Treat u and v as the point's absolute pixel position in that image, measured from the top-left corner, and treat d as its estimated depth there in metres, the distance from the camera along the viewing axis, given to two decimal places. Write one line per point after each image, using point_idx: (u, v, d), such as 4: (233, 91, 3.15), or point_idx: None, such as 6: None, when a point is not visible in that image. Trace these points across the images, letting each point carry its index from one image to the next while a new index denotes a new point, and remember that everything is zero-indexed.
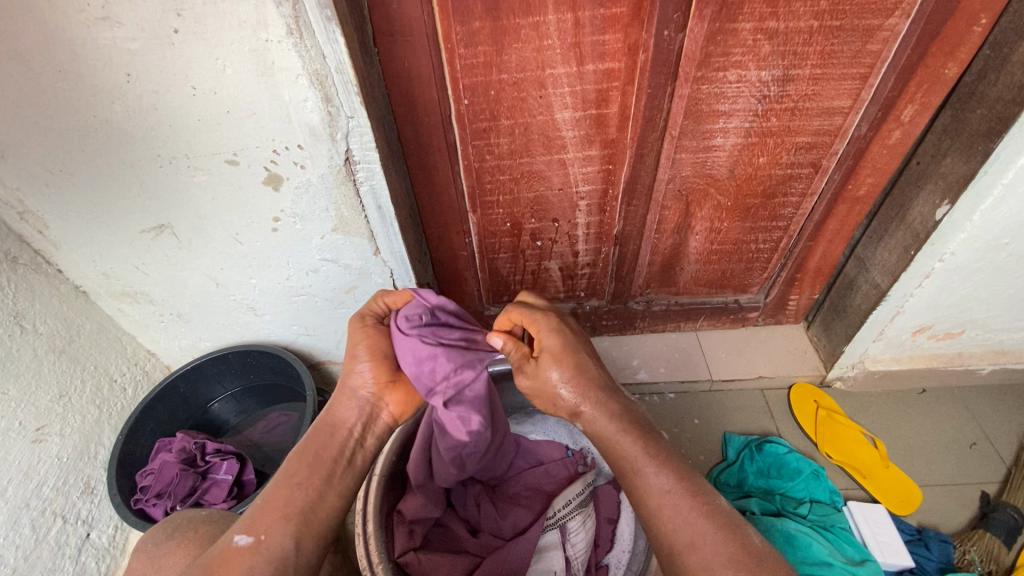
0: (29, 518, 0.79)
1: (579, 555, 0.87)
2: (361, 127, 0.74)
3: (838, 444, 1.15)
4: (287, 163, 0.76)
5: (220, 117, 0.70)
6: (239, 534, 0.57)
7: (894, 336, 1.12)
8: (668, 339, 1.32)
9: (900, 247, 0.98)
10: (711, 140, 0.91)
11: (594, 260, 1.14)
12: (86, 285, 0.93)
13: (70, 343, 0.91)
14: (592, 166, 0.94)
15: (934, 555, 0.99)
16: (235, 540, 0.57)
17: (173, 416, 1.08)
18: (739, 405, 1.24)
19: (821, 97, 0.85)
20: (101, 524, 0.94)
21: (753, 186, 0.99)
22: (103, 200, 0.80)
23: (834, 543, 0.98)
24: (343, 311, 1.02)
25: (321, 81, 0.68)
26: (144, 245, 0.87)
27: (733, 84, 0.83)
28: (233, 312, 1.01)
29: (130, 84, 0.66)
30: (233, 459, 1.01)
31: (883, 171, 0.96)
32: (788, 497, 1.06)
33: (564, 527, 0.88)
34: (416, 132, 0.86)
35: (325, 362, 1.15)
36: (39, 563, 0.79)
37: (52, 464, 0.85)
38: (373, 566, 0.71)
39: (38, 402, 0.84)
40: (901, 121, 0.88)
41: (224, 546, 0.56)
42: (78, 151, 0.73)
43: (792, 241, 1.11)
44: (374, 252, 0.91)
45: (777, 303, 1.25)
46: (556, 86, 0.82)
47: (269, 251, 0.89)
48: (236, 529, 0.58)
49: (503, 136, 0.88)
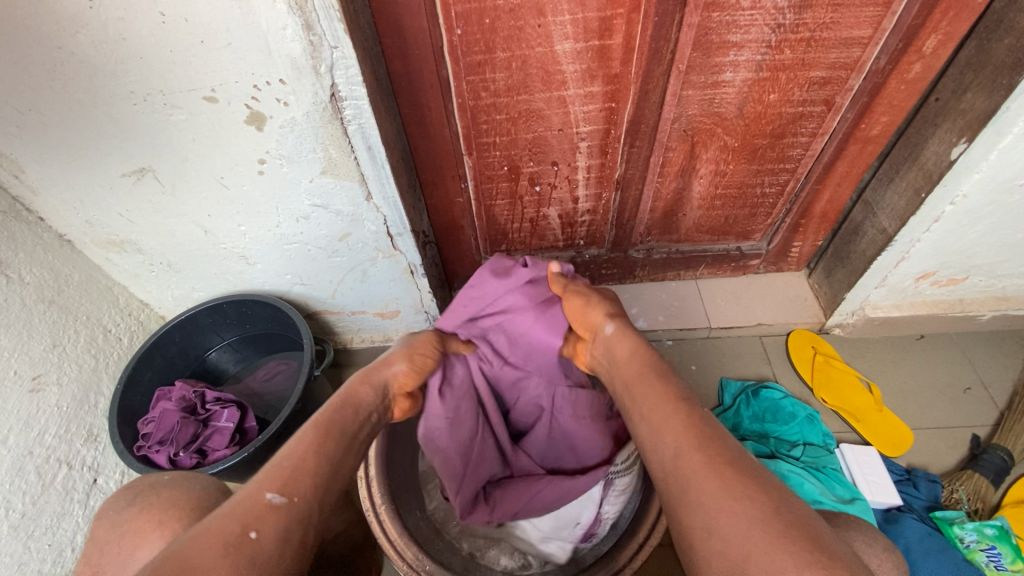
0: (33, 465, 0.80)
1: (609, 511, 0.80)
2: (346, 59, 0.69)
3: (834, 389, 1.16)
4: (270, 100, 0.72)
5: (194, 47, 0.65)
6: (272, 491, 0.49)
7: (897, 282, 1.10)
8: (668, 288, 1.31)
9: (911, 189, 0.95)
10: (720, 75, 0.86)
11: (595, 206, 1.11)
12: (70, 233, 0.90)
13: (59, 293, 0.89)
14: (594, 104, 0.90)
15: (921, 494, 1.02)
16: (268, 499, 0.49)
17: (171, 366, 1.08)
18: (737, 352, 1.25)
19: (840, 26, 0.79)
20: (107, 470, 0.95)
21: (762, 125, 0.95)
22: (79, 141, 0.75)
23: (825, 483, 1.00)
24: (337, 260, 1.00)
25: (300, 6, 0.62)
26: (127, 190, 0.83)
27: (747, 12, 0.77)
28: (224, 261, 0.99)
29: (93, 11, 0.61)
30: (234, 408, 1.02)
31: (899, 109, 0.92)
32: (782, 440, 1.08)
33: (609, 482, 0.81)
34: (406, 66, 0.81)
35: (321, 312, 1.14)
36: (47, 508, 0.81)
37: (51, 412, 0.85)
38: (376, 505, 0.76)
39: (31, 351, 0.82)
40: (923, 53, 0.83)
41: (260, 503, 0.48)
42: (46, 89, 0.68)
43: (798, 185, 1.07)
44: (366, 198, 0.88)
45: (780, 250, 1.23)
46: (556, 14, 0.76)
47: (257, 196, 0.85)
48: (265, 485, 0.50)
49: (499, 70, 0.83)
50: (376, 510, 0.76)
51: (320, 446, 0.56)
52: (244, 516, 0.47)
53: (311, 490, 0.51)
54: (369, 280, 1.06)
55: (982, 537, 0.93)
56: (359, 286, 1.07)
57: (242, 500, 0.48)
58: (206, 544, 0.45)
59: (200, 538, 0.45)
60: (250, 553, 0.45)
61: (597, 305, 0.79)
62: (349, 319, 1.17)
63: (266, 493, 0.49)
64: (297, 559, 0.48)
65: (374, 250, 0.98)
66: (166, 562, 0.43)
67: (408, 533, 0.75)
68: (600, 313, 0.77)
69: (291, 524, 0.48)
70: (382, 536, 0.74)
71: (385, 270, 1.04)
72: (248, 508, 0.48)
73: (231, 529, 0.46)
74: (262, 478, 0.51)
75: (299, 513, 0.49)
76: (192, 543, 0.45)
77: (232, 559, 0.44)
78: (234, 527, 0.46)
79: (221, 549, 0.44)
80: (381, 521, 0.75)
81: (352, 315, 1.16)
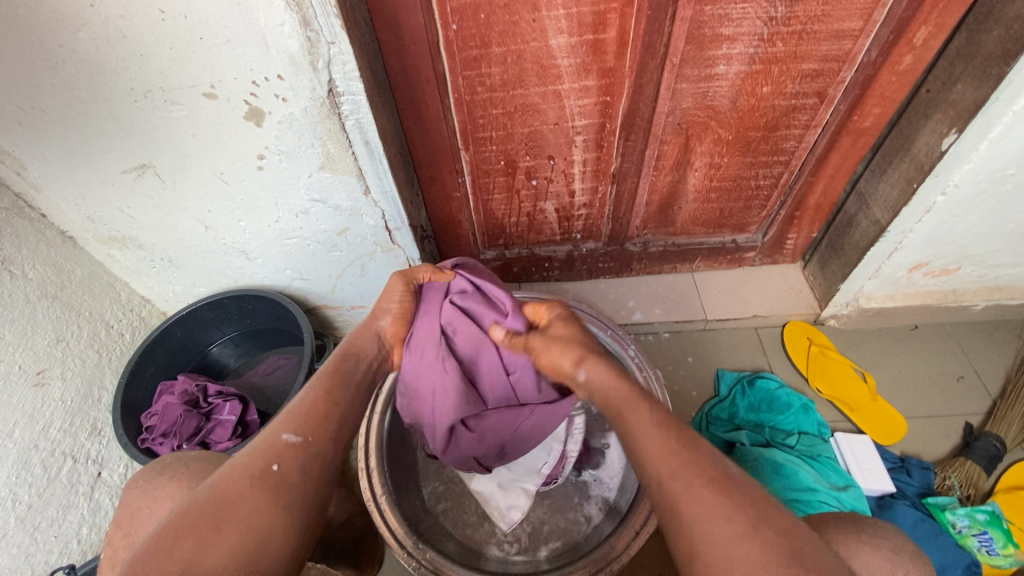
0: (39, 458, 0.81)
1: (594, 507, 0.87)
2: (344, 55, 0.70)
3: (829, 379, 1.17)
4: (268, 96, 0.72)
5: (193, 44, 0.66)
6: (288, 432, 0.59)
7: (890, 273, 1.11)
8: (664, 281, 1.32)
9: (903, 180, 0.96)
10: (713, 68, 0.87)
11: (591, 200, 1.12)
12: (72, 229, 0.91)
13: (62, 289, 0.90)
14: (588, 98, 0.91)
15: (914, 481, 1.03)
16: (285, 439, 0.58)
17: (174, 360, 1.09)
18: (732, 343, 1.26)
19: (831, 19, 0.80)
20: (111, 463, 0.97)
21: (755, 118, 0.96)
22: (80, 138, 0.76)
23: (820, 471, 1.02)
24: (336, 254, 1.01)
25: (298, 3, 0.63)
26: (128, 186, 0.84)
27: (739, 5, 0.78)
28: (225, 256, 1.00)
29: (93, 8, 0.62)
30: (236, 401, 1.03)
31: (891, 101, 0.93)
32: (777, 429, 1.09)
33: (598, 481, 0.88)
34: (403, 61, 0.82)
35: (321, 307, 1.15)
36: (53, 500, 0.83)
37: (56, 407, 0.86)
38: (376, 496, 0.77)
39: (35, 346, 0.83)
40: (913, 45, 0.84)
41: (275, 441, 0.58)
42: (48, 86, 0.69)
43: (792, 177, 1.08)
44: (364, 192, 0.89)
45: (775, 243, 1.25)
46: (550, 9, 0.77)
47: (257, 192, 0.87)
48: (281, 428, 0.60)
49: (495, 65, 0.84)
50: (377, 501, 0.77)
51: (325, 398, 0.64)
52: (266, 452, 0.57)
53: (319, 428, 0.61)
54: (368, 274, 1.07)
55: (974, 522, 0.96)
56: (358, 280, 1.08)
57: (263, 441, 0.58)
58: (237, 475, 0.54)
59: (230, 474, 0.55)
60: (274, 479, 0.55)
61: (568, 346, 0.73)
62: (349, 313, 1.18)
63: (281, 433, 0.59)
64: (316, 486, 0.57)
65: (373, 244, 0.99)
66: (205, 494, 0.53)
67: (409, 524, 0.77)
68: (567, 360, 0.71)
69: (307, 454, 0.58)
70: (383, 527, 0.75)
71: (384, 264, 1.05)
72: (265, 447, 0.57)
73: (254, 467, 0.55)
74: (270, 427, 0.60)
75: (312, 447, 0.59)
76: (223, 479, 0.54)
77: (261, 485, 0.54)
78: (256, 462, 0.56)
79: (251, 478, 0.54)
80: (381, 510, 0.77)
81: (352, 310, 1.17)
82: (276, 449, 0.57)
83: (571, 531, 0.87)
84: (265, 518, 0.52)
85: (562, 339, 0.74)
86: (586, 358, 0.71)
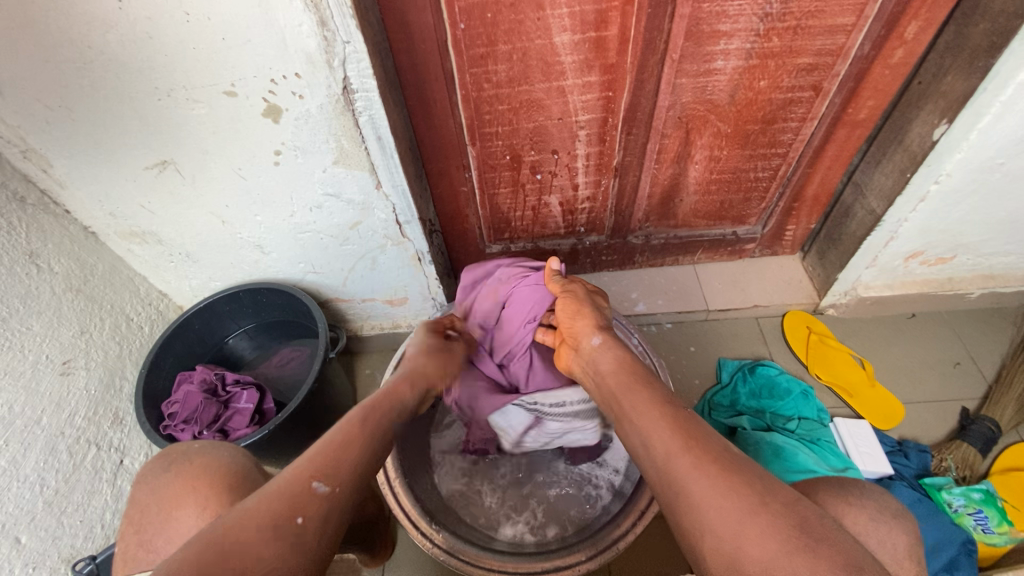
0: (65, 445, 0.84)
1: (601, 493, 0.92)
2: (357, 54, 0.73)
3: (828, 366, 1.20)
4: (285, 93, 0.76)
5: (215, 45, 0.69)
6: (318, 481, 0.52)
7: (887, 262, 1.14)
8: (666, 272, 1.35)
9: (897, 170, 0.99)
10: (712, 63, 0.90)
11: (594, 193, 1.15)
12: (95, 225, 0.95)
13: (85, 283, 0.94)
14: (591, 94, 0.94)
15: (912, 464, 1.06)
16: (314, 487, 0.52)
17: (191, 353, 1.12)
18: (734, 333, 1.29)
19: (825, 14, 0.83)
20: (132, 451, 1.00)
21: (753, 111, 0.99)
22: (105, 136, 0.80)
23: (819, 454, 1.05)
24: (348, 248, 1.04)
25: (315, 3, 0.66)
26: (149, 182, 0.88)
27: (735, 2, 0.81)
28: (240, 251, 1.03)
29: (122, 11, 0.65)
30: (253, 390, 1.07)
31: (884, 94, 0.96)
32: (778, 415, 1.12)
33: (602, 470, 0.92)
34: (413, 59, 0.85)
35: (333, 300, 1.19)
36: (78, 485, 0.86)
37: (81, 396, 0.90)
38: (391, 480, 0.81)
39: (61, 337, 0.86)
40: (905, 38, 0.87)
41: (303, 490, 0.51)
42: (76, 85, 0.73)
43: (790, 169, 1.11)
44: (376, 186, 0.92)
45: (774, 234, 1.28)
46: (554, 8, 0.80)
47: (273, 187, 0.90)
48: (310, 475, 0.53)
49: (501, 62, 0.87)
50: (392, 486, 0.80)
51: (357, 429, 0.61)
52: (292, 503, 0.50)
53: (349, 482, 0.55)
54: (379, 267, 1.10)
55: (970, 501, 0.99)
56: (369, 273, 1.11)
57: (291, 488, 0.51)
58: (255, 521, 0.48)
59: (250, 515, 0.49)
60: (295, 537, 0.48)
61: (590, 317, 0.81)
62: (360, 306, 1.21)
63: (311, 481, 0.52)
64: (332, 550, 0.50)
65: (384, 237, 1.03)
66: (217, 534, 0.46)
67: (421, 506, 0.80)
68: (588, 325, 0.80)
69: (331, 514, 0.51)
70: (396, 506, 0.79)
71: (394, 258, 1.08)
72: (293, 495, 0.51)
73: (279, 515, 0.49)
74: (303, 465, 0.54)
75: (339, 505, 0.52)
76: (246, 517, 0.48)
77: (280, 540, 0.47)
78: (282, 509, 0.49)
79: (270, 530, 0.48)
80: (396, 495, 0.80)
81: (362, 303, 1.20)
82: (304, 499, 0.51)
83: (581, 516, 0.91)
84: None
85: (577, 312, 0.82)
86: (603, 328, 0.79)
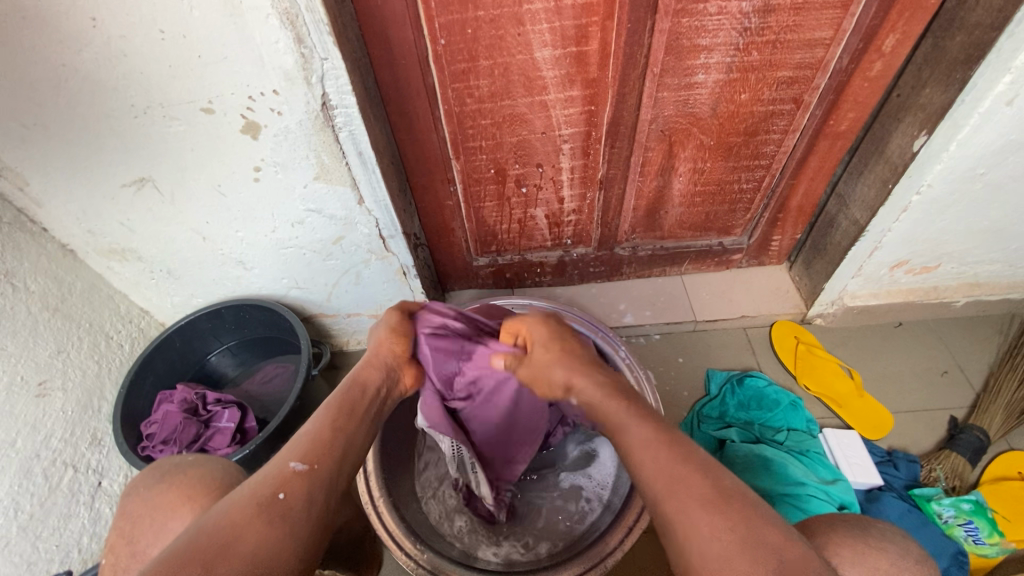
0: (40, 467, 0.82)
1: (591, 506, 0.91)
2: (336, 70, 0.73)
3: (816, 376, 1.20)
4: (264, 110, 0.75)
5: (192, 62, 0.69)
6: (295, 460, 0.55)
7: (872, 271, 1.14)
8: (654, 283, 1.35)
9: (879, 181, 1.00)
10: (693, 76, 0.91)
11: (580, 206, 1.15)
12: (73, 243, 0.94)
13: (63, 302, 0.92)
14: (574, 108, 0.94)
15: (901, 474, 1.06)
16: (293, 467, 0.55)
17: (172, 370, 1.11)
18: (722, 343, 1.28)
19: (803, 28, 0.84)
20: (111, 472, 0.97)
21: (735, 124, 0.99)
22: (82, 153, 0.79)
23: (809, 465, 1.04)
24: (332, 263, 1.03)
25: (292, 21, 0.66)
26: (127, 200, 0.87)
27: (714, 17, 0.82)
28: (223, 267, 1.02)
29: (96, 29, 0.65)
30: (234, 408, 1.05)
31: (864, 106, 0.96)
32: (767, 426, 1.12)
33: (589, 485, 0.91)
34: (394, 75, 0.85)
35: (317, 315, 1.17)
36: (54, 509, 0.83)
37: (58, 417, 0.87)
38: (374, 498, 0.79)
39: (37, 357, 0.85)
40: (882, 52, 0.88)
41: (281, 472, 0.54)
42: (50, 104, 0.72)
43: (774, 180, 1.12)
44: (359, 201, 0.91)
45: (760, 244, 1.28)
46: (534, 23, 0.81)
47: (253, 203, 0.89)
48: (287, 458, 0.56)
49: (483, 77, 0.87)
50: (375, 504, 0.79)
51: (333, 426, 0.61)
52: (273, 484, 0.53)
53: (327, 454, 0.57)
54: (364, 282, 1.09)
55: (960, 512, 0.98)
56: (354, 288, 1.10)
57: (269, 473, 0.54)
58: (240, 510, 0.50)
59: (235, 506, 0.51)
60: (282, 511, 0.51)
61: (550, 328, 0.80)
62: (345, 321, 1.20)
63: (289, 462, 0.55)
64: (322, 518, 0.53)
65: (367, 252, 1.02)
66: (207, 529, 0.49)
67: (405, 524, 0.78)
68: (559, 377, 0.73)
69: (314, 486, 0.54)
70: (380, 526, 0.77)
71: (379, 272, 1.07)
72: (271, 478, 0.54)
73: (262, 498, 0.52)
74: (281, 454, 0.57)
75: (319, 478, 0.55)
76: (229, 509, 0.51)
77: (265, 519, 0.50)
78: (264, 491, 0.52)
79: (255, 513, 0.50)
80: (379, 514, 0.78)
81: (347, 318, 1.19)
82: (283, 479, 0.53)
83: (572, 531, 0.90)
84: (274, 553, 0.48)
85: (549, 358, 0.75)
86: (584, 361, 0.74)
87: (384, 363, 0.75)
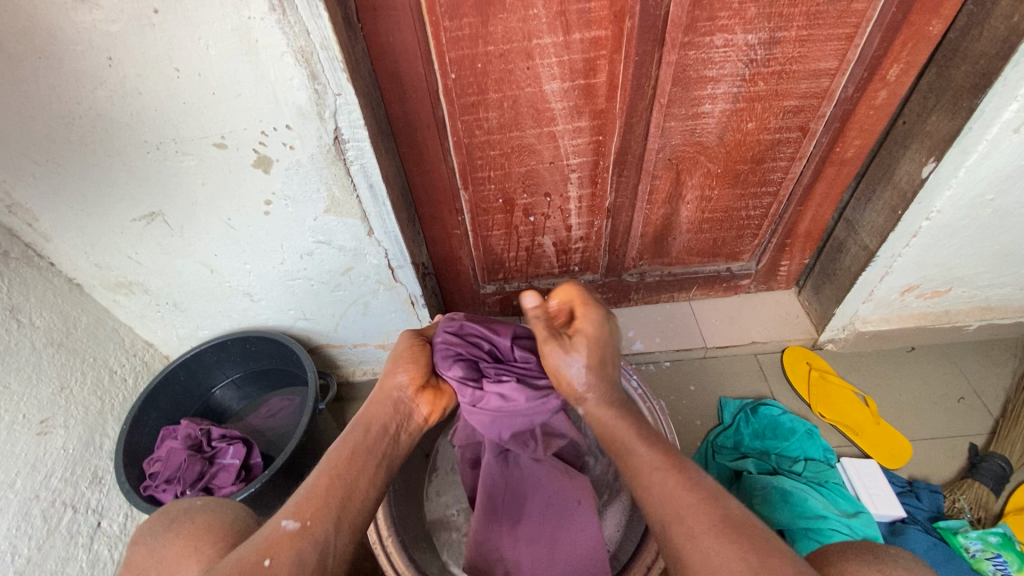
0: (39, 509, 0.78)
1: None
2: (348, 105, 0.73)
3: (832, 403, 1.18)
4: (276, 144, 0.76)
5: (205, 99, 0.69)
6: (286, 519, 0.53)
7: (883, 296, 1.13)
8: (662, 310, 1.34)
9: (888, 208, 1.00)
10: (700, 107, 0.92)
11: (588, 234, 1.15)
12: (80, 276, 0.93)
13: (67, 336, 0.90)
14: (582, 138, 0.95)
15: (923, 505, 1.03)
16: (283, 525, 0.52)
17: (177, 405, 1.09)
18: (733, 370, 1.27)
19: (808, 59, 0.85)
20: (111, 512, 0.93)
21: (742, 152, 1.00)
22: (91, 189, 0.79)
23: (829, 498, 1.01)
24: (339, 294, 1.02)
25: (307, 59, 0.67)
26: (137, 234, 0.86)
27: (720, 49, 0.83)
28: (229, 298, 1.01)
29: (112, 68, 0.65)
30: (239, 444, 1.03)
31: (870, 133, 0.97)
32: (783, 456, 1.09)
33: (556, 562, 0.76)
34: (404, 108, 0.86)
35: (323, 346, 1.16)
36: (52, 552, 0.79)
37: (58, 455, 0.84)
38: (383, 539, 0.76)
39: (40, 395, 0.82)
40: (887, 81, 0.89)
41: (271, 529, 0.52)
42: (63, 141, 0.72)
43: (782, 206, 1.12)
44: (368, 233, 0.91)
45: (768, 270, 1.28)
46: (543, 57, 0.82)
47: (263, 236, 0.89)
48: (278, 516, 0.53)
49: (492, 110, 0.88)
50: (384, 544, 0.76)
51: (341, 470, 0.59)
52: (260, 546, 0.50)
53: (351, 483, 0.58)
54: (371, 312, 1.08)
55: (987, 545, 0.95)
56: (361, 319, 1.09)
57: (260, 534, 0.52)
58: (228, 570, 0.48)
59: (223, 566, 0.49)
60: None
61: None
62: (352, 352, 1.19)
63: (280, 521, 0.53)
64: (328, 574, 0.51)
65: (376, 283, 1.01)
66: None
67: (416, 565, 0.75)
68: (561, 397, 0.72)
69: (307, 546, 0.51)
70: (390, 568, 0.74)
71: (386, 302, 1.06)
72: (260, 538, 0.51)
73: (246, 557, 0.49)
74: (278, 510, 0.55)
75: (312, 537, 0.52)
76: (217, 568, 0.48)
77: None
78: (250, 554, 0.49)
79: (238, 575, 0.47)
80: (389, 555, 0.75)
81: (354, 348, 1.18)
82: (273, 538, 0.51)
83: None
84: None
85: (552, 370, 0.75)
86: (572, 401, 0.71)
87: (392, 399, 0.72)
